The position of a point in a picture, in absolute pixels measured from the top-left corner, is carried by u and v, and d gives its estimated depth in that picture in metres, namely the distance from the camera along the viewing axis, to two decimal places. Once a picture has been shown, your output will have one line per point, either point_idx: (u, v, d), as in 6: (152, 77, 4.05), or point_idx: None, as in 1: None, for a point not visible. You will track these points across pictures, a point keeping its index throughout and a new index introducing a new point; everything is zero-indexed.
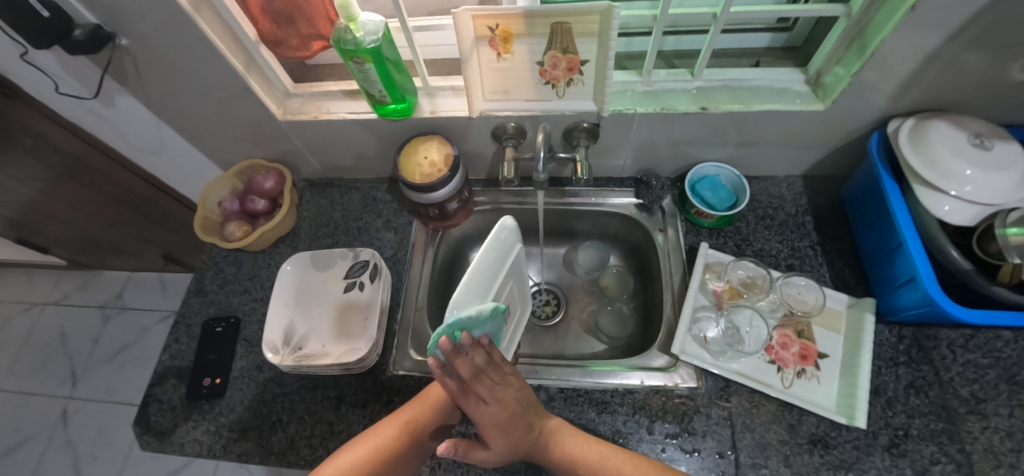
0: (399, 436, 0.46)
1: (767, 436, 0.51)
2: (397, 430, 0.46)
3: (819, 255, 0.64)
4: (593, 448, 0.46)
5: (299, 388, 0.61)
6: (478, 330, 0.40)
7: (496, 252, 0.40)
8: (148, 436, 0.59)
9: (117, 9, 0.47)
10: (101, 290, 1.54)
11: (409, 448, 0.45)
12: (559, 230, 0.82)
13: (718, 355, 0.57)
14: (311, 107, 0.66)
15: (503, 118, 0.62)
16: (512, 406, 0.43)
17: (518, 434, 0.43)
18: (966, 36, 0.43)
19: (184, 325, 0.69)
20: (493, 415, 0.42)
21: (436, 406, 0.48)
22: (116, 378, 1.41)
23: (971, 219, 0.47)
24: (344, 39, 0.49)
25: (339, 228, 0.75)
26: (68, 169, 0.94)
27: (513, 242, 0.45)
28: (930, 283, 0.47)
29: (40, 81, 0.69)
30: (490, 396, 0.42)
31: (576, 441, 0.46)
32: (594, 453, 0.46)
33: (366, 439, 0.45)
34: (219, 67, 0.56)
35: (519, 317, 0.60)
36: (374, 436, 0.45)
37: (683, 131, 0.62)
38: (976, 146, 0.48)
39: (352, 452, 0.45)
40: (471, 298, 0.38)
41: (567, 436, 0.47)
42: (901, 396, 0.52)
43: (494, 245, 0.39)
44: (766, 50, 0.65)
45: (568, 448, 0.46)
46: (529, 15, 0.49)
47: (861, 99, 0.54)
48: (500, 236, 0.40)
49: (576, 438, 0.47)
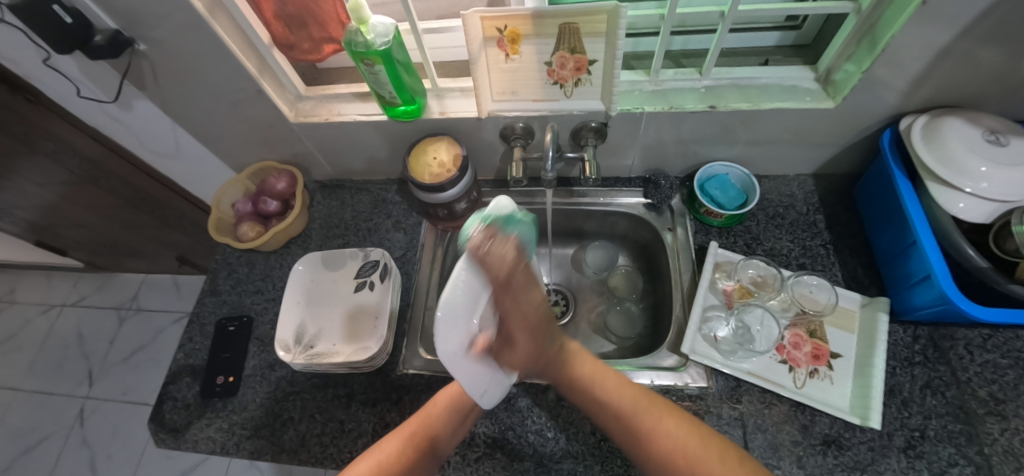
0: (404, 449, 0.45)
1: (779, 436, 0.51)
2: (402, 443, 0.45)
3: (831, 254, 0.64)
4: (610, 373, 0.47)
5: (310, 387, 0.61)
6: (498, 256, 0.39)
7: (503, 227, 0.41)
8: (163, 434, 0.60)
9: (137, 14, 0.48)
10: (116, 292, 1.57)
11: (418, 459, 0.44)
12: (567, 230, 0.82)
13: (728, 355, 0.57)
14: (323, 110, 0.67)
15: (512, 119, 0.62)
16: (540, 312, 0.47)
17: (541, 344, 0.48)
18: (978, 31, 0.43)
19: (198, 325, 0.70)
20: (520, 312, 0.45)
21: (437, 419, 0.48)
22: (132, 378, 1.44)
23: (985, 217, 0.47)
24: (355, 41, 0.50)
25: (349, 229, 0.76)
26: (88, 174, 0.96)
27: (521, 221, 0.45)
28: (945, 281, 0.47)
29: (61, 86, 0.71)
30: (523, 296, 0.45)
31: (592, 367, 0.47)
32: (608, 377, 0.46)
33: (369, 458, 0.43)
34: (234, 71, 0.58)
35: None
36: (378, 452, 0.44)
37: (691, 130, 0.62)
38: (990, 142, 0.48)
39: (355, 470, 0.43)
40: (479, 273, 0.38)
41: (583, 357, 0.49)
42: (917, 397, 0.51)
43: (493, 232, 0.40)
44: (776, 49, 0.64)
45: (583, 369, 0.47)
46: (537, 16, 0.49)
47: (872, 96, 0.53)
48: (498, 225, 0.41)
49: (592, 361, 0.49)
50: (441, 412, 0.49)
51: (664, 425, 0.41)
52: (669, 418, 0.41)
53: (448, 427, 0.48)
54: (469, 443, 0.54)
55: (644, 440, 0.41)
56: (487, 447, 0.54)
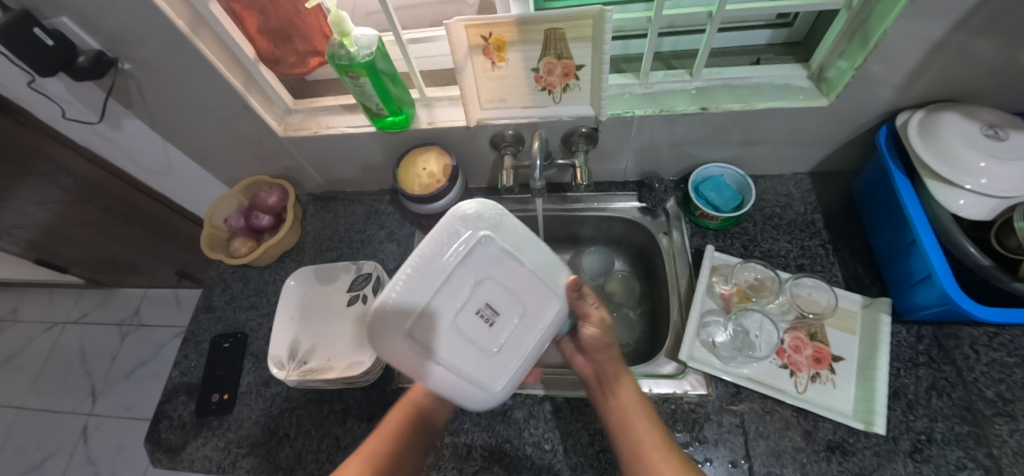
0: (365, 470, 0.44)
1: (782, 443, 0.50)
2: (362, 466, 0.45)
3: (831, 254, 0.63)
4: (640, 408, 0.47)
5: (305, 403, 0.61)
6: (436, 243, 0.42)
7: (451, 227, 0.43)
8: (160, 453, 0.60)
9: (120, 33, 0.48)
10: (118, 308, 1.57)
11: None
12: (564, 236, 0.81)
13: (728, 361, 0.55)
14: (312, 123, 0.66)
15: (501, 126, 0.62)
16: (611, 345, 0.53)
17: (610, 339, 0.54)
18: (972, 23, 0.42)
19: (193, 342, 0.70)
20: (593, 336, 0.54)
21: (395, 434, 0.48)
22: (134, 393, 1.44)
23: (986, 213, 0.46)
24: (338, 55, 0.50)
25: (343, 241, 0.76)
26: (82, 193, 0.96)
27: (489, 228, 0.44)
28: (946, 281, 0.46)
29: (48, 107, 0.71)
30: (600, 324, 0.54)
31: (632, 400, 0.48)
32: (635, 412, 0.46)
33: None
34: (220, 87, 0.57)
35: (531, 338, 0.45)
36: None
37: (684, 132, 0.61)
38: (989, 136, 0.46)
39: None
40: (417, 269, 0.42)
41: (626, 388, 0.49)
42: (923, 399, 0.50)
43: (438, 232, 0.43)
44: (767, 47, 0.63)
45: (623, 398, 0.48)
46: (522, 23, 0.48)
47: (868, 93, 0.52)
48: (450, 226, 0.43)
49: (633, 392, 0.49)
50: (398, 425, 0.49)
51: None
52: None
53: (407, 440, 0.48)
54: (467, 457, 0.54)
55: None
56: (484, 460, 0.53)
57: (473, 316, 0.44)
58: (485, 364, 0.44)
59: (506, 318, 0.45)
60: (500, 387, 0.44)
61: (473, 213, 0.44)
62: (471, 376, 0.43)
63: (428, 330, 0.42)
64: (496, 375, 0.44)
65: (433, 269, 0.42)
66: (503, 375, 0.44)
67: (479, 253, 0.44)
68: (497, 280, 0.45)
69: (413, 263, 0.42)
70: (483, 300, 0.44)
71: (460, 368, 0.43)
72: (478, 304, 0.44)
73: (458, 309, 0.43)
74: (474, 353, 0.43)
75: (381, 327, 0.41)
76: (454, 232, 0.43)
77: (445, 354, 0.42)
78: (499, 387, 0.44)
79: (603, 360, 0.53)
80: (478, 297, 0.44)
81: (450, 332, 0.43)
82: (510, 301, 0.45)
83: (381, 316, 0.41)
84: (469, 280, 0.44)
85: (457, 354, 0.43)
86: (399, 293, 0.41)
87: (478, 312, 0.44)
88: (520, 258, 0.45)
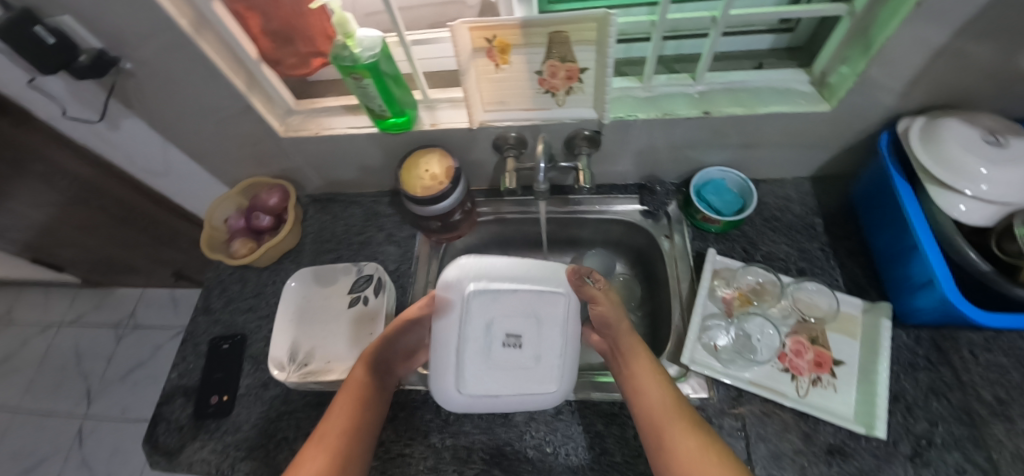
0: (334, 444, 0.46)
1: (782, 445, 0.49)
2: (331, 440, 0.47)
3: (831, 258, 0.63)
4: (651, 376, 0.51)
5: (304, 405, 0.60)
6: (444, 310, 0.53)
7: (451, 291, 0.53)
8: (157, 456, 0.59)
9: (121, 33, 0.48)
10: (114, 309, 1.56)
11: (351, 445, 0.47)
12: (564, 238, 0.81)
13: (729, 364, 0.55)
14: (313, 123, 0.66)
15: (503, 129, 0.61)
16: (621, 319, 0.58)
17: (618, 314, 0.58)
18: (974, 29, 0.42)
19: (191, 344, 0.69)
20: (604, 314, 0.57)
21: (353, 406, 0.50)
22: (130, 396, 1.43)
23: (987, 219, 0.46)
24: (342, 56, 0.50)
25: (342, 243, 0.75)
26: (80, 193, 0.95)
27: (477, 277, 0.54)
28: (947, 286, 0.46)
29: (47, 107, 0.71)
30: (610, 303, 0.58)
31: (644, 370, 0.52)
32: (648, 379, 0.50)
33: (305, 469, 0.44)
34: (221, 87, 0.57)
35: (557, 335, 0.54)
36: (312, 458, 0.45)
37: (686, 135, 0.61)
38: (990, 142, 0.47)
39: None
40: (445, 336, 0.53)
41: (640, 359, 0.53)
42: (922, 402, 0.50)
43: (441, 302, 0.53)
44: (769, 52, 0.63)
45: (635, 368, 0.52)
46: (526, 25, 0.49)
47: (869, 98, 0.53)
48: (448, 292, 0.53)
49: (645, 362, 0.53)
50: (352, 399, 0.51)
51: (678, 438, 0.44)
52: (689, 436, 0.44)
53: (365, 408, 0.51)
54: (467, 460, 0.53)
55: (659, 444, 0.45)
56: (484, 464, 0.53)
57: (504, 347, 0.54)
58: (536, 376, 0.53)
59: (529, 334, 0.54)
60: (558, 385, 0.53)
61: (458, 265, 0.54)
62: (530, 389, 0.53)
63: (476, 373, 0.52)
64: (551, 377, 0.53)
65: (450, 336, 0.53)
66: (556, 375, 0.53)
67: (480, 299, 0.53)
68: (504, 313, 0.54)
69: (437, 336, 0.53)
70: (504, 332, 0.54)
71: (518, 387, 0.53)
72: (502, 336, 0.54)
73: (489, 350, 0.53)
74: (527, 372, 0.53)
75: (443, 386, 0.52)
76: (452, 297, 0.53)
77: (502, 385, 0.53)
78: (558, 388, 0.53)
79: (617, 334, 0.57)
80: (498, 333, 0.54)
81: (495, 369, 0.53)
82: (524, 320, 0.54)
83: (438, 379, 0.53)
84: (484, 323, 0.54)
85: (511, 381, 0.53)
86: (442, 359, 0.53)
87: (503, 344, 0.54)
88: (514, 284, 0.54)
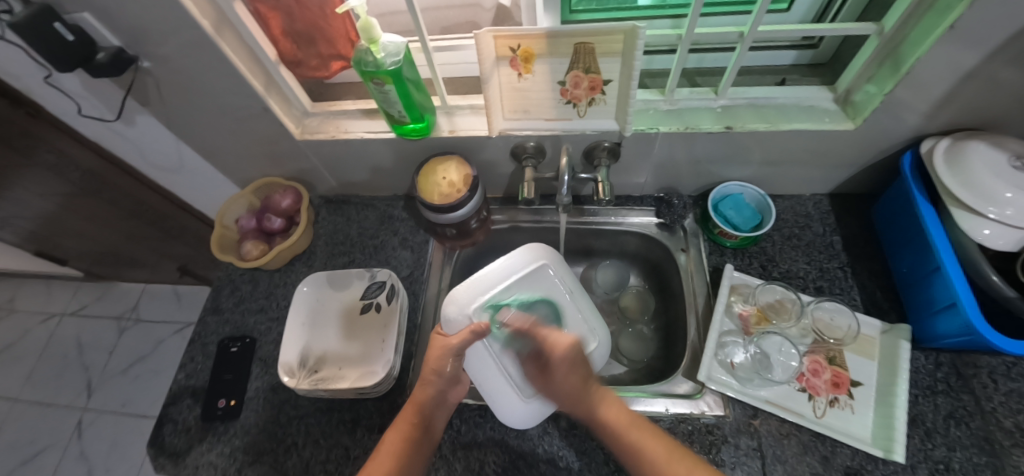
0: None
1: (799, 467, 0.49)
2: None
3: (849, 277, 0.62)
4: (638, 421, 0.45)
5: (313, 411, 0.60)
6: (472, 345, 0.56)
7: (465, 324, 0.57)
8: (163, 458, 0.58)
9: (141, 31, 0.47)
10: (117, 302, 1.55)
11: None
12: (577, 248, 0.80)
13: (746, 383, 0.55)
14: (329, 126, 0.66)
15: (523, 138, 0.61)
16: (581, 374, 0.49)
17: (577, 362, 0.51)
18: (1005, 55, 0.42)
19: (200, 344, 0.68)
20: (564, 365, 0.50)
21: (400, 453, 0.47)
22: (130, 390, 1.42)
23: (1012, 244, 0.45)
24: (365, 60, 0.49)
25: (355, 246, 0.75)
26: (88, 186, 0.95)
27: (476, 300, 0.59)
28: (971, 311, 0.45)
29: (63, 102, 0.70)
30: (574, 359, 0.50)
31: (620, 413, 0.46)
32: (635, 426, 0.44)
33: None
34: (239, 88, 0.56)
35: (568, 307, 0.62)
36: None
37: (706, 150, 0.61)
38: (1017, 167, 0.46)
39: None
40: (484, 367, 0.56)
41: (611, 403, 0.47)
42: (941, 427, 0.50)
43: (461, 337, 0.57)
44: (792, 68, 0.63)
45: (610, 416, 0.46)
46: (551, 35, 0.48)
47: (894, 118, 0.52)
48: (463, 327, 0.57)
49: (619, 405, 0.47)
50: (400, 447, 0.47)
51: None
52: None
53: (412, 458, 0.47)
54: (480, 472, 0.53)
55: None
56: None
57: None
58: (576, 342, 0.61)
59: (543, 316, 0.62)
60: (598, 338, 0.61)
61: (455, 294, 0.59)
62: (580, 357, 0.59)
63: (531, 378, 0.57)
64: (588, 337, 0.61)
65: (484, 360, 0.56)
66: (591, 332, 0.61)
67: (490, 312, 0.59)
68: None
69: (476, 373, 0.56)
70: None
71: None
72: None
73: None
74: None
75: (512, 411, 0.55)
76: (461, 323, 0.57)
77: None
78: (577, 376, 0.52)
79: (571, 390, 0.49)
80: None
81: None
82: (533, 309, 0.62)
83: (502, 406, 0.55)
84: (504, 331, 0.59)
85: None
86: (496, 391, 0.55)
87: None
88: (507, 282, 0.61)
